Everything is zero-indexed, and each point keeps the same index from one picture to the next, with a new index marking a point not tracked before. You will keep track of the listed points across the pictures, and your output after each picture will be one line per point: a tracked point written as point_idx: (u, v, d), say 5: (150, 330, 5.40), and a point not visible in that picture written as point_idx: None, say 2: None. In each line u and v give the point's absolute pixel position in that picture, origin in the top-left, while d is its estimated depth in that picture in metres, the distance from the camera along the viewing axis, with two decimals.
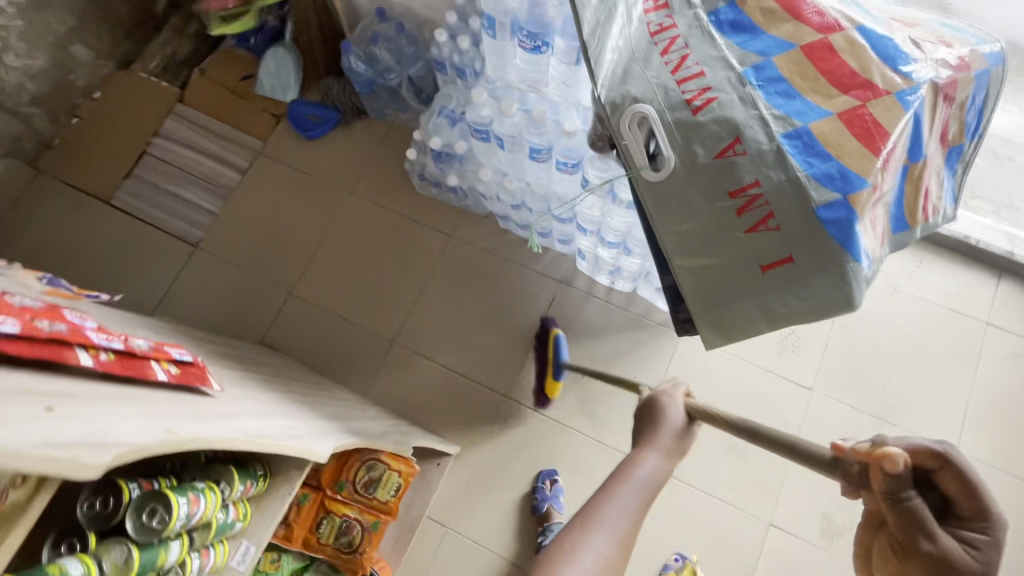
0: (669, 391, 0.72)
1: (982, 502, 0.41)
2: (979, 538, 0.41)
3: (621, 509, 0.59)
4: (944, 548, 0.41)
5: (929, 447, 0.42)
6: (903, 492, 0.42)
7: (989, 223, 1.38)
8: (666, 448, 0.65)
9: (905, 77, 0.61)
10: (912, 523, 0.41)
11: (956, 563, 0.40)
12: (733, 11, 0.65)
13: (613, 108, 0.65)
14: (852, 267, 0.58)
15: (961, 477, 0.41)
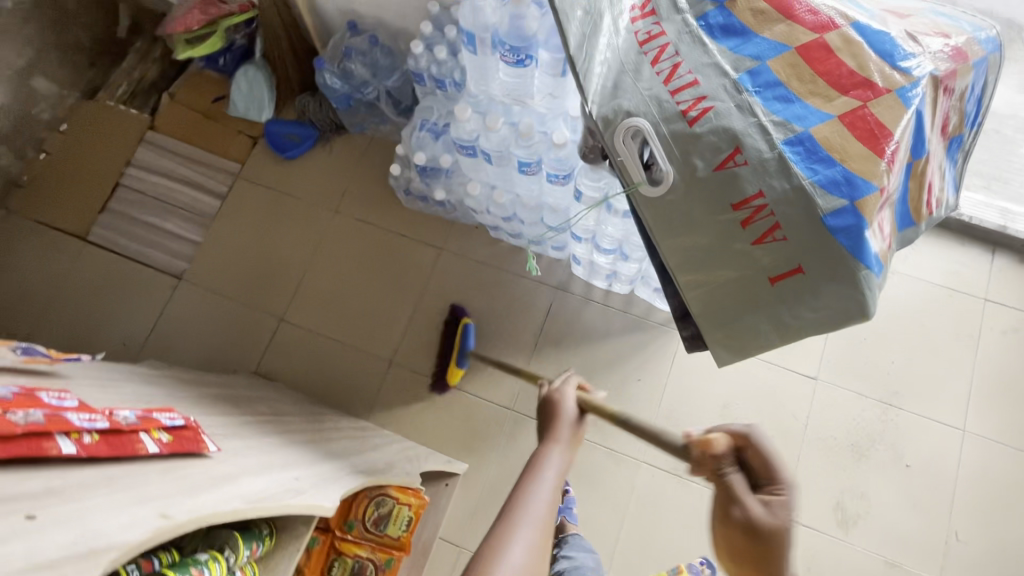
0: (562, 388, 0.73)
1: (777, 474, 0.54)
2: (777, 499, 0.53)
3: (539, 499, 0.58)
4: (750, 507, 0.52)
5: (737, 430, 0.57)
6: (724, 468, 0.55)
7: (981, 199, 1.38)
8: (569, 439, 0.66)
9: (905, 73, 0.59)
10: (731, 490, 0.54)
11: (759, 519, 0.52)
12: (723, 14, 0.62)
13: (605, 124, 0.63)
14: (864, 275, 0.56)
15: (762, 456, 0.55)
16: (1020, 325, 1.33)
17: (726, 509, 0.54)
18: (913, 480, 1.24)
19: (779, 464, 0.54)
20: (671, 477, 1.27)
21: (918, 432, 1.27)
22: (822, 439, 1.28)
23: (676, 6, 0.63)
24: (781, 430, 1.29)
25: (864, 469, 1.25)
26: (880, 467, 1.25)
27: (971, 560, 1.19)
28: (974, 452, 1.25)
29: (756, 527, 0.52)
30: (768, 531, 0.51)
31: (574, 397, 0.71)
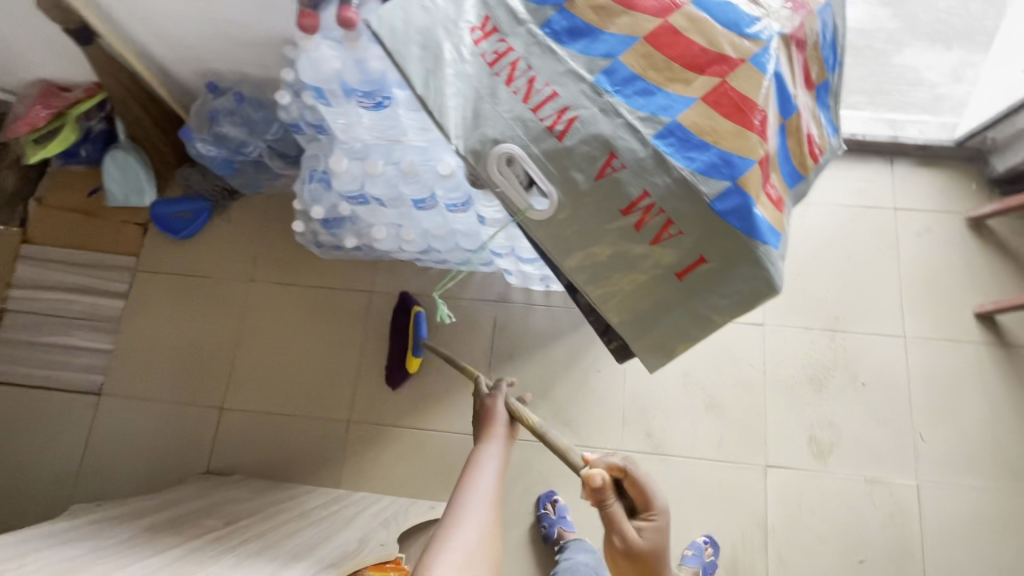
0: (496, 397, 0.91)
1: (650, 504, 0.72)
2: (647, 525, 0.72)
3: (485, 481, 0.76)
4: (627, 532, 0.71)
5: (619, 466, 0.73)
6: (606, 501, 0.72)
7: (869, 116, 1.44)
8: (505, 437, 0.86)
9: (754, 39, 0.58)
10: (610, 517, 0.72)
11: (631, 543, 0.71)
12: (565, 17, 0.59)
13: (476, 158, 0.60)
14: (764, 251, 0.55)
15: (637, 483, 0.73)
16: (931, 225, 1.38)
17: (609, 530, 0.72)
18: (872, 396, 1.28)
19: (649, 490, 0.72)
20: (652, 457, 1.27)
21: (866, 349, 1.31)
22: (782, 381, 1.30)
23: (517, 17, 0.60)
24: (742, 382, 1.31)
25: (827, 398, 1.29)
26: (840, 393, 1.29)
27: (938, 457, 1.24)
28: (919, 354, 1.30)
29: (629, 545, 0.71)
30: (640, 551, 0.70)
31: (507, 406, 0.89)
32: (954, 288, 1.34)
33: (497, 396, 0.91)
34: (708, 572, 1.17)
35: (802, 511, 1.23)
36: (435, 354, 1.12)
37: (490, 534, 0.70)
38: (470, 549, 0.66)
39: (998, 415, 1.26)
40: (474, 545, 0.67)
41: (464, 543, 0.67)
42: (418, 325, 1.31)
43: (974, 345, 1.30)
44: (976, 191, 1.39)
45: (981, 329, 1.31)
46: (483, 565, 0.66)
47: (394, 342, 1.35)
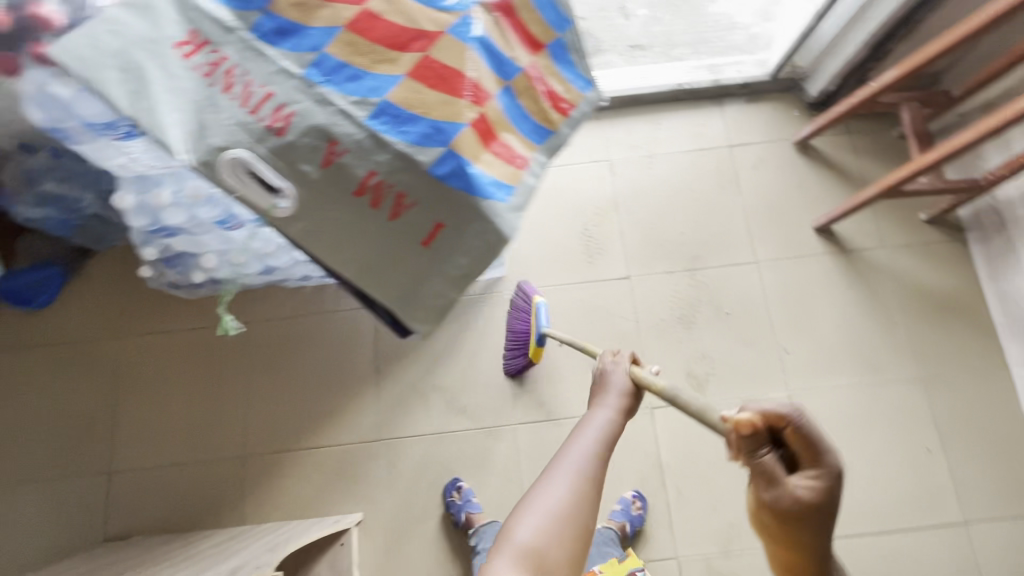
0: (616, 363, 0.79)
1: (817, 458, 0.49)
2: (813, 483, 0.48)
3: (585, 449, 0.67)
4: (779, 488, 0.48)
5: (776, 409, 0.52)
6: (755, 451, 0.51)
7: (692, 64, 1.52)
8: (619, 407, 0.74)
9: (450, 11, 0.61)
10: (761, 471, 0.49)
11: (786, 502, 0.47)
12: (270, 19, 0.60)
13: (207, 167, 0.60)
14: (488, 205, 0.62)
15: (808, 436, 0.50)
16: (764, 155, 1.48)
17: (759, 489, 0.49)
18: (736, 322, 1.37)
19: (824, 445, 0.49)
20: (546, 423, 1.33)
21: (724, 280, 1.40)
22: (655, 326, 1.37)
23: (224, 26, 0.60)
24: (619, 334, 1.37)
25: (697, 333, 1.36)
26: (707, 325, 1.37)
27: (802, 365, 1.34)
28: (771, 275, 1.40)
29: (790, 509, 0.47)
30: (794, 513, 0.47)
31: (629, 371, 0.78)
32: (793, 209, 1.44)
33: (618, 359, 0.80)
34: (636, 523, 1.23)
35: (691, 443, 1.30)
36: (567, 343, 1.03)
37: (574, 516, 0.63)
38: (546, 525, 0.62)
39: (848, 316, 1.37)
40: (554, 519, 0.62)
41: (542, 514, 0.62)
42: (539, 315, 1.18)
43: (818, 257, 1.41)
44: (799, 117, 1.50)
45: (822, 241, 1.42)
46: (561, 538, 0.61)
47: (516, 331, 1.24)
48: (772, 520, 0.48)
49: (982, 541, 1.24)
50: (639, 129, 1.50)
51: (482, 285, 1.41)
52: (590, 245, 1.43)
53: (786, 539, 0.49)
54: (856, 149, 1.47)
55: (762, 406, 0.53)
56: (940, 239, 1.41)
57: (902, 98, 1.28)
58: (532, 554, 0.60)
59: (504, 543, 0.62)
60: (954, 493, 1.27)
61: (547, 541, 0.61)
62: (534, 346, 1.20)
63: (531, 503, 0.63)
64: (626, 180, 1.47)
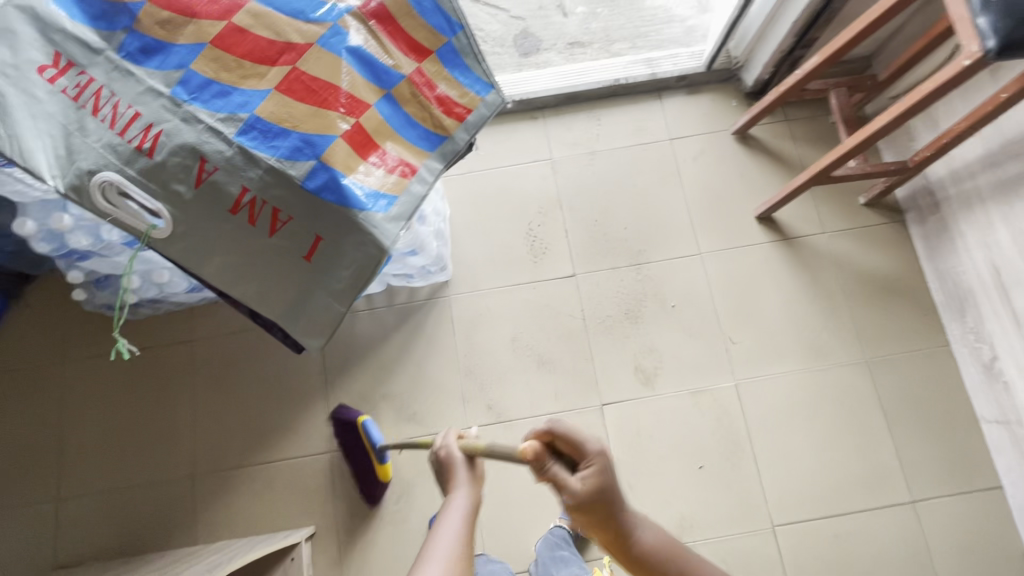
0: (447, 441, 0.82)
1: (585, 450, 0.74)
2: (589, 470, 0.73)
3: (450, 535, 0.68)
4: (571, 487, 0.71)
5: (544, 430, 0.74)
6: (549, 468, 0.72)
7: (629, 59, 1.52)
8: (470, 481, 0.77)
9: (319, 23, 0.70)
10: (554, 480, 0.72)
11: (578, 491, 0.71)
12: (136, 37, 0.65)
13: (80, 193, 0.65)
14: (364, 216, 0.73)
15: (567, 440, 0.73)
16: (705, 146, 1.48)
17: (558, 493, 0.73)
18: (682, 315, 1.37)
19: (581, 443, 0.73)
20: (498, 426, 1.32)
21: (668, 273, 1.40)
22: (601, 322, 1.37)
23: (90, 47, 0.64)
24: (566, 333, 1.37)
25: (643, 327, 1.37)
26: (653, 319, 1.37)
27: (748, 354, 1.35)
28: (715, 266, 1.40)
29: (580, 497, 0.71)
30: (588, 494, 0.71)
31: (457, 443, 0.81)
32: (733, 199, 1.45)
33: (451, 437, 0.83)
34: None
35: (641, 438, 1.30)
36: (401, 448, 1.08)
37: None
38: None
39: (791, 302, 1.38)
40: None
41: None
42: (369, 433, 1.25)
43: (760, 246, 1.42)
44: (736, 107, 1.51)
45: (763, 230, 1.43)
46: None
47: (355, 459, 1.29)
48: (575, 511, 0.73)
49: (931, 520, 1.25)
50: (580, 126, 1.50)
51: (428, 290, 1.41)
52: (534, 246, 1.42)
53: (591, 518, 0.73)
54: (794, 136, 1.48)
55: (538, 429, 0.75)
56: (878, 221, 1.43)
57: (829, 84, 1.30)
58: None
59: None
60: (902, 473, 1.28)
61: None
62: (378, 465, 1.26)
63: None
64: (568, 178, 1.47)
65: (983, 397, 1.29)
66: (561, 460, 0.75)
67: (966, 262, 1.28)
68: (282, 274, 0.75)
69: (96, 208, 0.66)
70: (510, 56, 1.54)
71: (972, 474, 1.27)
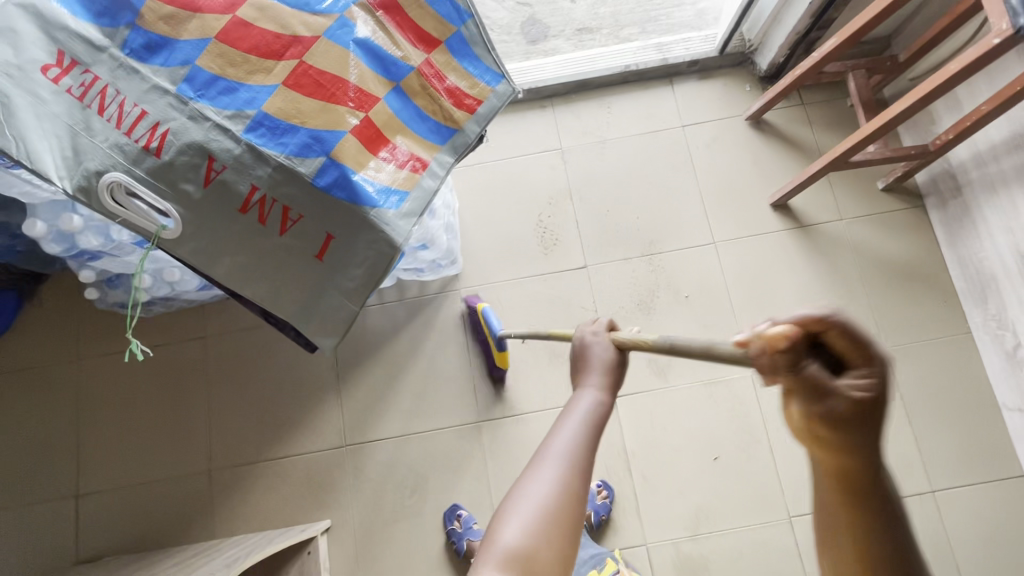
0: (596, 330, 0.67)
1: (868, 354, 0.39)
2: (868, 384, 0.38)
3: (571, 437, 0.58)
4: (834, 404, 0.38)
5: (807, 309, 0.40)
6: (804, 367, 0.39)
7: (639, 45, 1.48)
8: (605, 382, 0.63)
9: (326, 15, 0.68)
10: (806, 386, 0.39)
11: (844, 413, 0.38)
12: (139, 34, 0.64)
13: (88, 194, 0.65)
14: (376, 213, 0.73)
15: (849, 330, 0.39)
16: (717, 133, 1.45)
17: (805, 409, 0.39)
18: (695, 306, 1.35)
19: (874, 336, 0.38)
20: (511, 419, 1.32)
21: (681, 264, 1.38)
22: (614, 314, 1.35)
23: (94, 45, 0.63)
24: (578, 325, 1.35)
25: (656, 318, 1.35)
26: (666, 310, 1.35)
27: None
28: (729, 255, 1.38)
29: (840, 421, 0.38)
30: (859, 423, 0.38)
31: (610, 338, 0.66)
32: (748, 186, 1.42)
33: (602, 328, 0.68)
34: (601, 512, 1.23)
35: (654, 429, 1.29)
36: (518, 334, 1.09)
37: (561, 517, 0.53)
38: (536, 527, 0.52)
39: (807, 291, 1.35)
40: (540, 520, 0.53)
41: (527, 515, 0.53)
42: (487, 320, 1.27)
43: (775, 234, 1.39)
44: (750, 92, 1.47)
45: (779, 217, 1.40)
46: (550, 544, 0.52)
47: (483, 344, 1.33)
48: (822, 431, 0.39)
49: (950, 510, 1.23)
50: (589, 114, 1.47)
51: (438, 283, 1.40)
52: (544, 237, 1.41)
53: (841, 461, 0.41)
54: (810, 121, 1.45)
55: (794, 309, 0.40)
56: (896, 207, 1.39)
57: (847, 66, 1.26)
58: (524, 560, 0.51)
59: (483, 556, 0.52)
60: (921, 463, 1.26)
61: (536, 549, 0.52)
62: (497, 352, 1.26)
63: (516, 501, 0.54)
64: (578, 168, 1.45)
65: (1006, 384, 1.26)
66: (822, 359, 0.40)
67: (990, 248, 1.24)
68: (293, 272, 0.74)
69: (104, 209, 0.65)
70: (517, 44, 1.51)
71: (993, 464, 1.25)
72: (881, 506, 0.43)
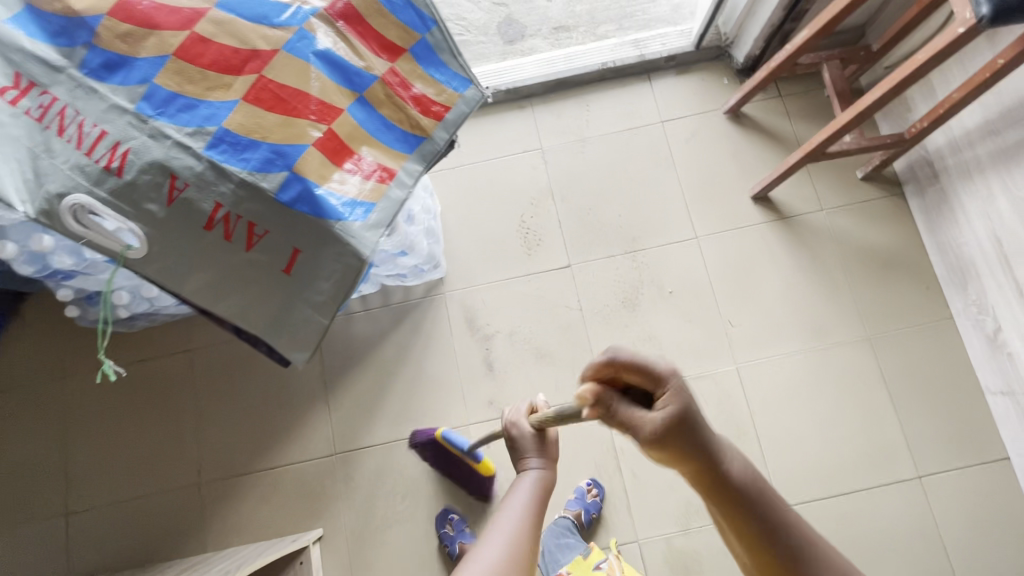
0: (517, 418, 0.85)
1: (655, 377, 0.60)
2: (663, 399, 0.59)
3: (516, 510, 0.71)
4: (644, 421, 0.59)
5: (601, 363, 0.63)
6: (614, 407, 0.61)
7: (615, 42, 1.48)
8: (541, 462, 0.79)
9: (284, 27, 0.69)
10: (625, 421, 0.60)
11: (654, 425, 0.58)
12: (96, 53, 0.64)
13: (50, 217, 0.63)
14: (342, 226, 0.73)
15: (632, 365, 0.61)
16: (697, 127, 1.45)
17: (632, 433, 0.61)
18: (680, 301, 1.36)
19: (647, 366, 0.60)
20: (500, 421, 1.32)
21: (665, 259, 1.38)
22: (598, 313, 1.36)
23: (52, 66, 0.63)
24: (563, 325, 1.35)
25: (641, 315, 1.35)
26: (651, 306, 1.36)
27: (748, 338, 1.33)
28: (712, 249, 1.38)
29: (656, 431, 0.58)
30: (669, 428, 0.58)
31: (527, 420, 0.83)
32: (728, 180, 1.42)
33: (520, 412, 0.85)
34: (592, 511, 1.24)
35: None
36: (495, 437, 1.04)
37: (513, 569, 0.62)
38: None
39: (790, 282, 1.36)
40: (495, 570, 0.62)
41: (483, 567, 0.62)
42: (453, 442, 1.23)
43: (756, 227, 1.39)
44: (728, 85, 1.47)
45: (760, 210, 1.40)
46: None
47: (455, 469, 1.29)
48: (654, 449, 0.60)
49: (937, 494, 1.24)
50: (569, 113, 1.47)
51: (423, 288, 1.40)
52: (527, 238, 1.41)
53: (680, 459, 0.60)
54: (789, 112, 1.45)
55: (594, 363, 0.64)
56: (875, 196, 1.40)
57: (821, 57, 1.26)
58: None
59: None
60: (907, 449, 1.27)
61: None
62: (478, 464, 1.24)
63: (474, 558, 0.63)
64: (559, 167, 1.45)
65: (988, 368, 1.27)
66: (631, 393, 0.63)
67: (968, 233, 1.25)
68: (261, 289, 0.74)
69: (68, 230, 0.64)
70: (494, 45, 1.51)
71: (979, 447, 1.27)
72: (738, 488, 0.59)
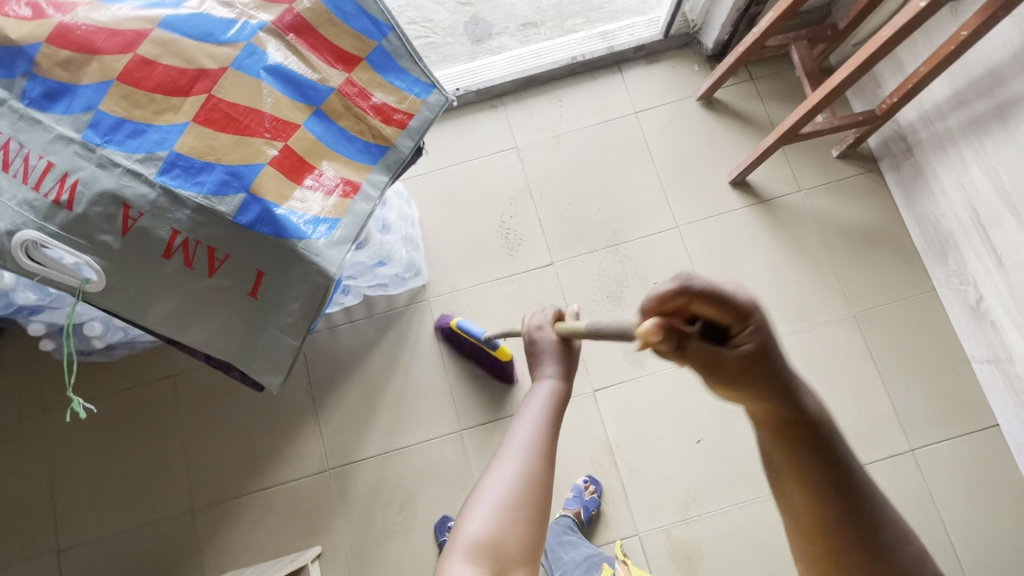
0: (540, 324, 0.79)
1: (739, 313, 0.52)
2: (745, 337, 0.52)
3: (530, 425, 0.66)
4: (726, 361, 0.52)
5: (671, 292, 0.53)
6: (683, 344, 0.53)
7: (583, 35, 1.47)
8: (558, 371, 0.74)
9: (232, 44, 0.69)
10: (698, 358, 0.53)
11: (735, 366, 0.52)
12: (37, 83, 0.64)
13: (1, 255, 0.63)
14: (305, 245, 0.71)
15: (710, 298, 0.51)
16: (671, 116, 1.45)
17: (703, 370, 0.54)
18: None
19: (729, 299, 0.51)
20: (493, 424, 1.31)
21: (648, 250, 1.38)
22: (585, 308, 1.35)
23: None
24: None
25: (627, 308, 1.34)
26: (637, 299, 1.35)
27: None
28: (693, 238, 1.38)
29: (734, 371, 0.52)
30: (748, 368, 0.52)
31: (553, 327, 0.77)
32: (705, 167, 1.42)
33: (545, 318, 0.79)
34: (591, 508, 1.23)
35: (636, 420, 1.29)
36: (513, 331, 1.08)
37: (525, 500, 0.60)
38: (498, 515, 0.58)
39: (773, 265, 1.36)
40: (505, 505, 0.59)
41: (489, 503, 0.59)
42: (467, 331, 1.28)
43: (736, 212, 1.39)
44: (699, 72, 1.47)
45: (739, 195, 1.40)
46: (515, 526, 0.58)
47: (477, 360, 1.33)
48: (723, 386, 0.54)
49: (931, 466, 1.25)
50: (542, 110, 1.46)
51: (407, 295, 1.38)
52: (508, 238, 1.39)
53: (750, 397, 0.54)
54: (761, 96, 1.45)
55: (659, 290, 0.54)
56: (852, 173, 1.40)
57: (789, 39, 1.26)
58: (490, 547, 0.57)
59: (452, 550, 0.57)
60: (899, 423, 1.28)
61: (502, 531, 0.58)
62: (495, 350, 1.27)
63: (483, 490, 0.61)
64: (536, 165, 1.43)
65: (973, 337, 1.28)
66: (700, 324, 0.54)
67: (944, 205, 1.26)
68: (228, 315, 0.72)
69: (23, 268, 0.64)
70: (462, 45, 1.49)
71: (970, 416, 1.27)
72: (807, 428, 0.52)
